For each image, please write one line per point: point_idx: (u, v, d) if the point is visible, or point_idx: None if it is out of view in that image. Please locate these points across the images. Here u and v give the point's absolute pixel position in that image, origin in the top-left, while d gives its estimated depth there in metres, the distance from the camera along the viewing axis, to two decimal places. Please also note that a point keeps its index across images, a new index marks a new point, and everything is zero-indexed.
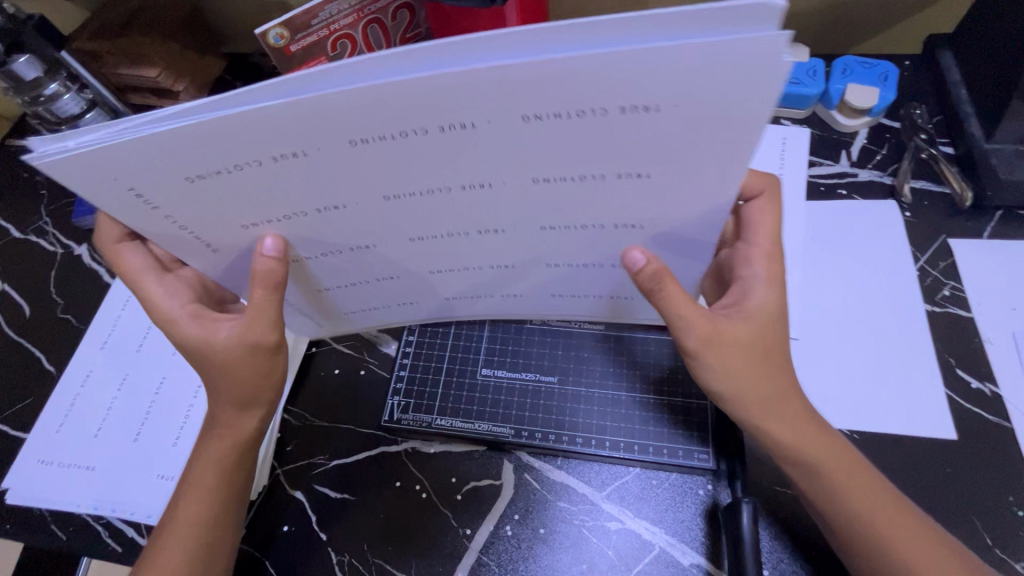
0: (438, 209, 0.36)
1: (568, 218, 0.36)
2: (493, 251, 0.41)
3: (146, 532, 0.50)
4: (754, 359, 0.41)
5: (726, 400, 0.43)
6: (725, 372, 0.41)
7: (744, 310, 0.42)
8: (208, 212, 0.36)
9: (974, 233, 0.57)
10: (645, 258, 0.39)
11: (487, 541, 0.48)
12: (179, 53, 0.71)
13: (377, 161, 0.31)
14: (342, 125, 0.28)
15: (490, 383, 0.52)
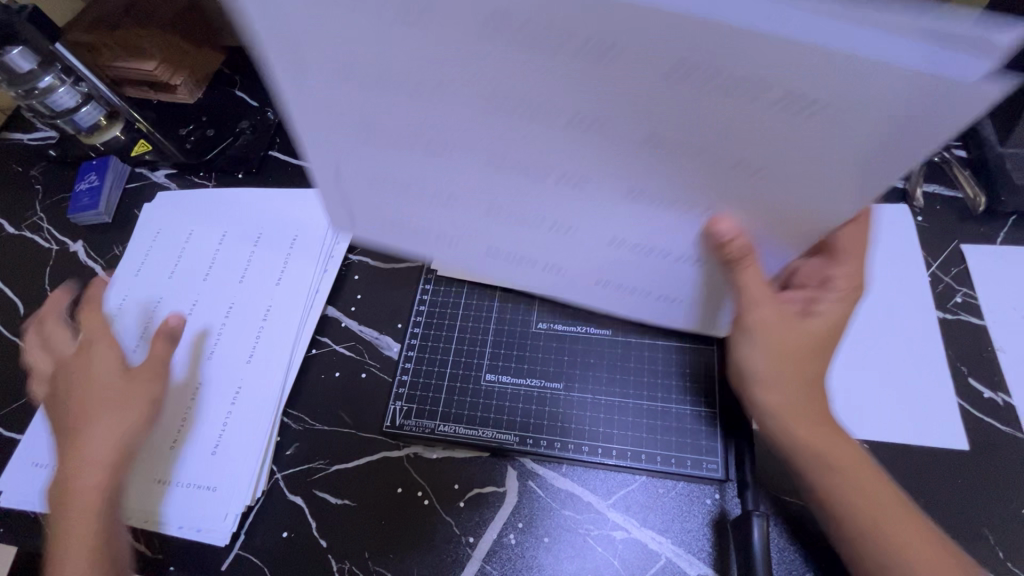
0: (521, 193, 0.32)
1: (661, 213, 0.33)
2: (555, 248, 0.37)
3: (143, 537, 0.49)
4: (801, 351, 0.42)
5: (757, 385, 0.43)
6: (769, 351, 0.42)
7: (811, 311, 0.44)
8: (326, 117, 0.31)
9: (987, 239, 0.56)
10: (734, 231, 0.34)
11: (491, 549, 0.47)
12: (177, 45, 0.71)
13: (499, 129, 0.28)
14: (499, 82, 0.25)
15: (497, 390, 0.51)
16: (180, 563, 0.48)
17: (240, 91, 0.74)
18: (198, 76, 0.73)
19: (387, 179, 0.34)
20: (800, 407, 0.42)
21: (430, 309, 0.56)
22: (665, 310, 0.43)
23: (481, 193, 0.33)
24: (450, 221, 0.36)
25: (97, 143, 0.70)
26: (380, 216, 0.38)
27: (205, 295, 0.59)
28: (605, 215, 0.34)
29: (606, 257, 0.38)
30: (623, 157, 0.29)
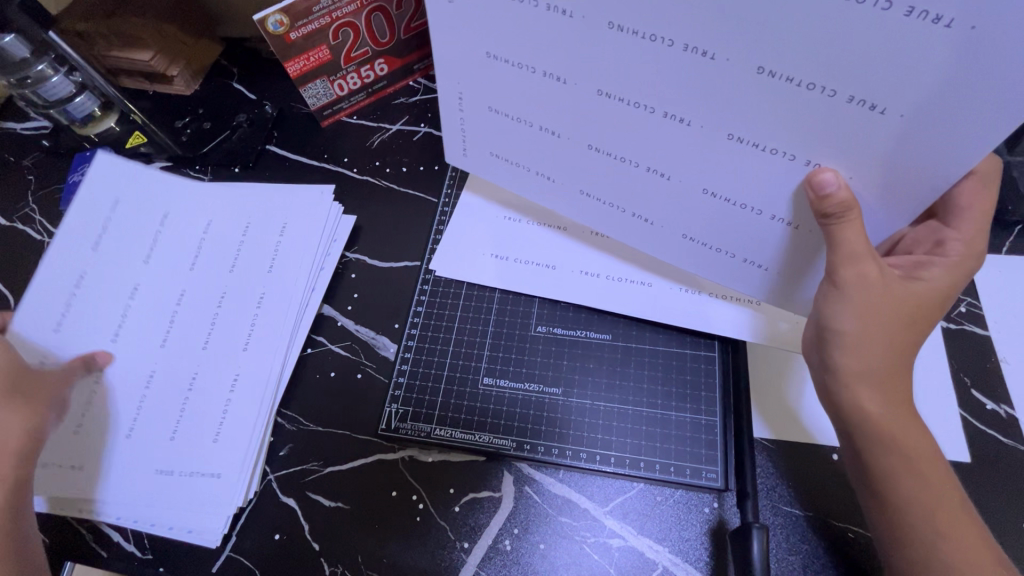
0: (615, 174, 0.44)
1: (728, 184, 0.39)
2: (624, 200, 0.45)
3: (134, 538, 0.49)
4: (897, 325, 0.40)
5: (839, 346, 0.41)
6: (865, 317, 0.39)
7: (914, 277, 0.42)
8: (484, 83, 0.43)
9: (993, 248, 0.55)
10: (838, 184, 0.34)
11: (485, 556, 0.46)
12: (174, 37, 0.70)
13: (612, 114, 0.39)
14: (606, 76, 0.37)
15: (482, 395, 0.50)
16: (171, 564, 0.48)
17: (237, 83, 0.73)
18: (194, 68, 0.72)
19: (512, 133, 0.46)
20: (886, 385, 0.40)
21: (428, 310, 0.55)
22: (746, 277, 0.45)
23: (586, 133, 0.42)
24: (562, 175, 0.47)
25: (94, 133, 0.68)
26: (489, 156, 0.50)
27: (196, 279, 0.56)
28: (691, 152, 0.38)
29: (690, 204, 0.42)
30: (737, 87, 0.33)
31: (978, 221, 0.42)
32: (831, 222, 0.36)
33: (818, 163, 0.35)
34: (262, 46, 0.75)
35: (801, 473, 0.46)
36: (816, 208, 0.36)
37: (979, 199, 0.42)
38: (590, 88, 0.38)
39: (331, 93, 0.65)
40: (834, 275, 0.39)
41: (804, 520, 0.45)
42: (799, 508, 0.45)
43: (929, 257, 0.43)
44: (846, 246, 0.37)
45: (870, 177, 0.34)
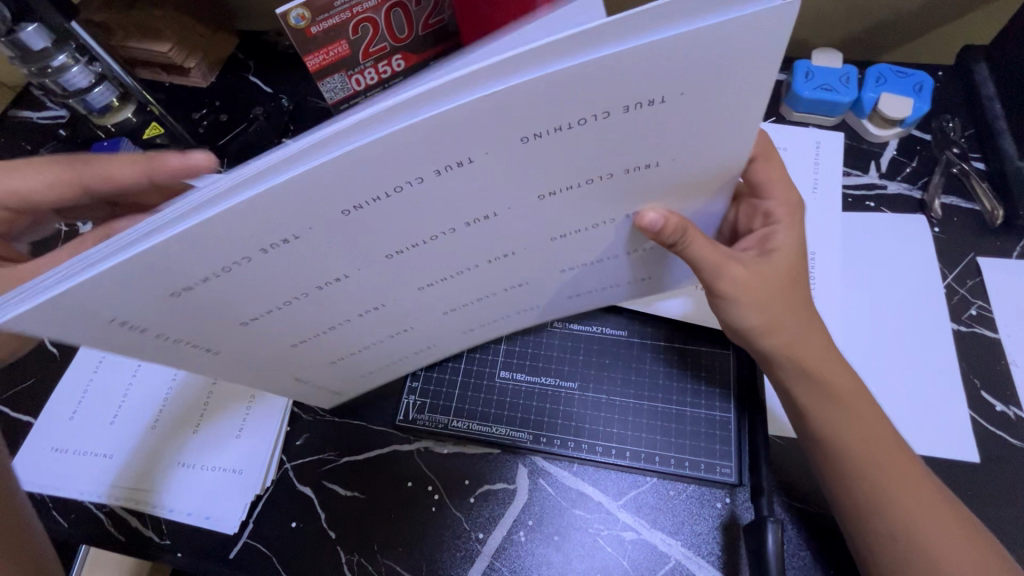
0: (480, 308, 0.44)
1: (586, 255, 0.41)
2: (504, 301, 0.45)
3: (154, 523, 0.49)
4: (772, 297, 0.42)
5: (755, 338, 0.43)
6: (760, 307, 0.42)
7: (767, 250, 0.43)
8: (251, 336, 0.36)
9: (1003, 253, 0.56)
10: (663, 219, 0.37)
11: (501, 546, 0.47)
12: (191, 29, 0.70)
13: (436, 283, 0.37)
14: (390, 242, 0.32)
15: (519, 387, 0.51)
16: (188, 549, 0.48)
17: (253, 77, 0.73)
18: (211, 60, 0.72)
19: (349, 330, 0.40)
20: (832, 371, 0.42)
21: None
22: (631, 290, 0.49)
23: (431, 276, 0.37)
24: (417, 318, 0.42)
25: (111, 124, 0.69)
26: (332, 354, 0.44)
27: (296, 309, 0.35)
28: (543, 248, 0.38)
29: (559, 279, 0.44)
30: (563, 200, 0.33)
31: (784, 185, 0.45)
32: (676, 246, 0.39)
33: (634, 212, 0.37)
34: (279, 40, 0.75)
35: (813, 471, 0.47)
36: (658, 240, 0.38)
37: (773, 168, 0.45)
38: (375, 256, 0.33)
39: (349, 88, 0.65)
40: (714, 287, 0.42)
41: (815, 517, 0.45)
42: (811, 504, 0.46)
43: (771, 228, 0.44)
44: (714, 262, 0.41)
45: (684, 199, 0.37)
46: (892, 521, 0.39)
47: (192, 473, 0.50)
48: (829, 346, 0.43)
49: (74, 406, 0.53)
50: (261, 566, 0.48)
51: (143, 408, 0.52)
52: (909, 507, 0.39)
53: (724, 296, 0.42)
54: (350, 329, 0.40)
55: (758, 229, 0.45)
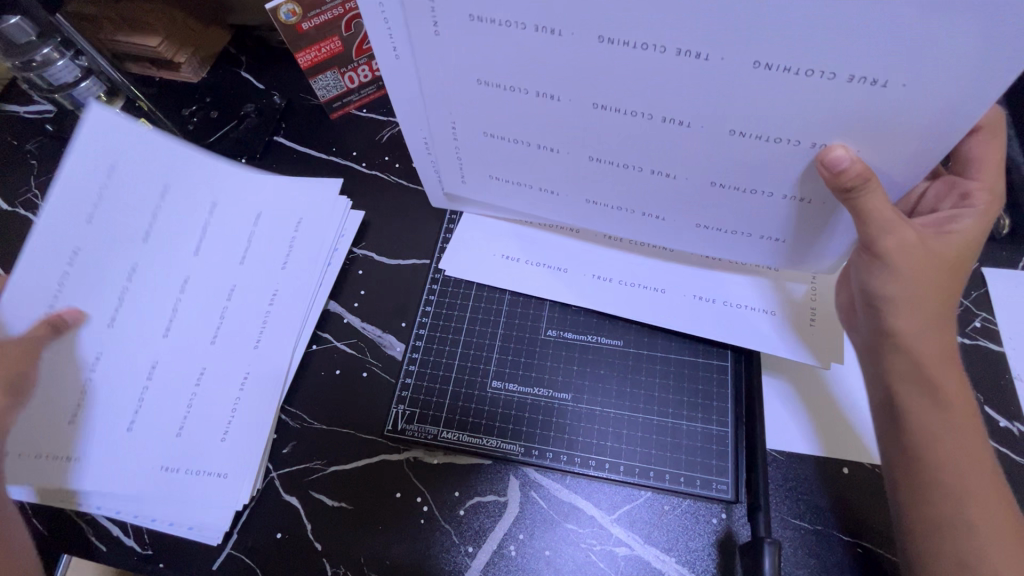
0: (629, 184, 0.43)
1: (743, 178, 0.39)
2: (642, 194, 0.44)
3: (133, 532, 0.48)
4: (931, 280, 0.40)
5: (889, 311, 0.41)
6: (905, 279, 0.40)
7: (945, 230, 0.42)
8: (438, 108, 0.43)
9: (1009, 264, 0.55)
10: (851, 160, 0.35)
11: (489, 561, 0.46)
12: (182, 22, 0.68)
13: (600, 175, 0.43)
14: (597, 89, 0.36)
15: (513, 398, 0.50)
16: (170, 559, 0.47)
17: (245, 72, 0.71)
18: (202, 55, 0.70)
19: (509, 153, 0.45)
20: (950, 370, 0.41)
21: (436, 312, 0.54)
22: (745, 246, 0.45)
23: (585, 145, 0.41)
24: (566, 188, 0.46)
25: None
26: (489, 178, 0.49)
27: (478, 115, 0.42)
28: (712, 142, 0.37)
29: (693, 193, 0.42)
30: (734, 85, 0.33)
31: (996, 170, 0.42)
32: (852, 195, 0.36)
33: (827, 143, 0.35)
34: (272, 35, 0.73)
35: (809, 486, 0.46)
36: (833, 184, 0.36)
37: (991, 147, 0.42)
38: (583, 101, 0.37)
39: (342, 85, 0.64)
40: (873, 245, 0.40)
41: (814, 534, 0.44)
42: (808, 521, 0.45)
43: (958, 211, 0.43)
44: (880, 216, 0.37)
45: (878, 148, 0.35)
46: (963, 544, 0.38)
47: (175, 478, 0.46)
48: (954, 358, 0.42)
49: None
50: None
51: (110, 400, 0.47)
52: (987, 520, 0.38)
53: (878, 253, 0.40)
54: (491, 159, 0.46)
55: (947, 210, 0.44)
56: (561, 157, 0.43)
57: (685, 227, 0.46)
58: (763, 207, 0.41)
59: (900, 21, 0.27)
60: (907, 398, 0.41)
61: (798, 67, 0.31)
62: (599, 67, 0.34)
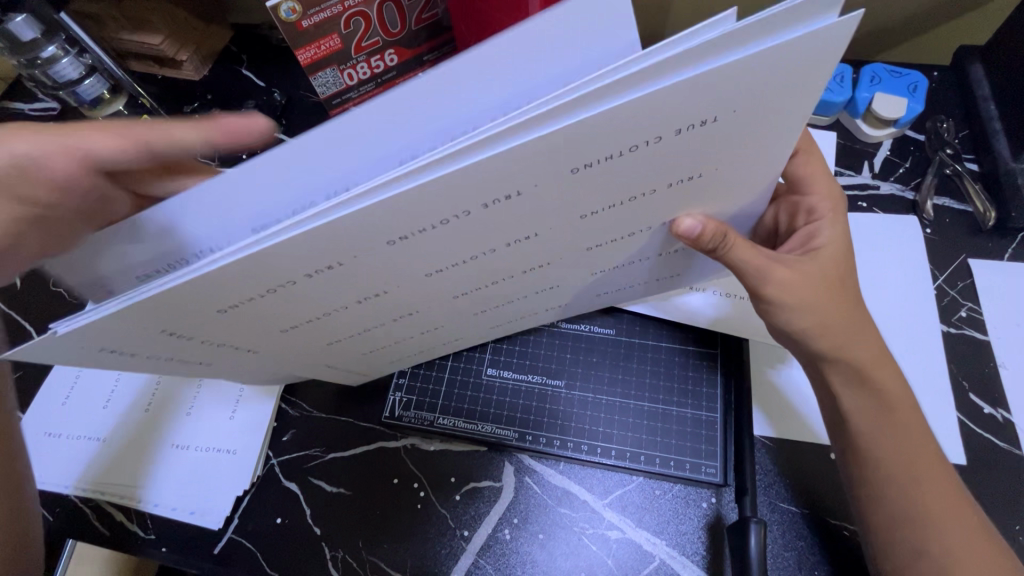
0: (518, 307, 0.46)
1: (616, 263, 0.42)
2: (543, 302, 0.46)
3: (137, 518, 0.49)
4: (829, 299, 0.41)
5: (808, 338, 0.41)
6: (806, 311, 0.41)
7: (811, 249, 0.43)
8: (309, 354, 0.42)
9: (995, 255, 0.56)
10: (702, 224, 0.37)
11: (486, 543, 0.47)
12: (184, 21, 0.69)
13: (495, 313, 0.45)
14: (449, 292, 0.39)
15: (508, 385, 0.51)
16: (173, 544, 0.48)
17: (246, 70, 0.72)
18: (205, 53, 0.72)
19: (398, 345, 0.46)
20: (884, 375, 0.42)
21: None
22: (631, 294, 0.50)
23: (467, 310, 0.43)
24: (465, 333, 0.48)
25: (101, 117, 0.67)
26: (388, 365, 0.50)
27: (352, 344, 0.43)
28: (581, 258, 0.40)
29: (576, 288, 0.45)
30: (583, 222, 0.35)
31: (826, 185, 0.45)
32: (716, 250, 0.38)
33: (671, 220, 0.38)
34: (272, 33, 0.74)
35: (799, 471, 0.47)
36: (698, 246, 0.38)
37: (812, 168, 0.46)
38: (445, 299, 0.40)
39: (341, 82, 0.65)
40: (760, 292, 0.41)
41: (803, 521, 0.45)
42: (796, 505, 0.46)
43: (812, 226, 0.44)
44: (752, 266, 0.40)
45: (714, 210, 0.38)
46: (928, 532, 0.39)
47: (187, 455, 0.50)
48: (885, 358, 0.42)
49: (67, 389, 0.53)
50: (247, 563, 0.48)
51: (88, 397, 0.52)
52: (932, 522, 0.39)
53: (772, 302, 0.41)
54: (378, 352, 0.46)
55: (801, 229, 0.45)
56: (444, 326, 0.45)
57: (579, 300, 0.48)
58: (625, 275, 0.45)
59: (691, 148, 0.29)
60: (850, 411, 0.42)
61: (622, 199, 0.33)
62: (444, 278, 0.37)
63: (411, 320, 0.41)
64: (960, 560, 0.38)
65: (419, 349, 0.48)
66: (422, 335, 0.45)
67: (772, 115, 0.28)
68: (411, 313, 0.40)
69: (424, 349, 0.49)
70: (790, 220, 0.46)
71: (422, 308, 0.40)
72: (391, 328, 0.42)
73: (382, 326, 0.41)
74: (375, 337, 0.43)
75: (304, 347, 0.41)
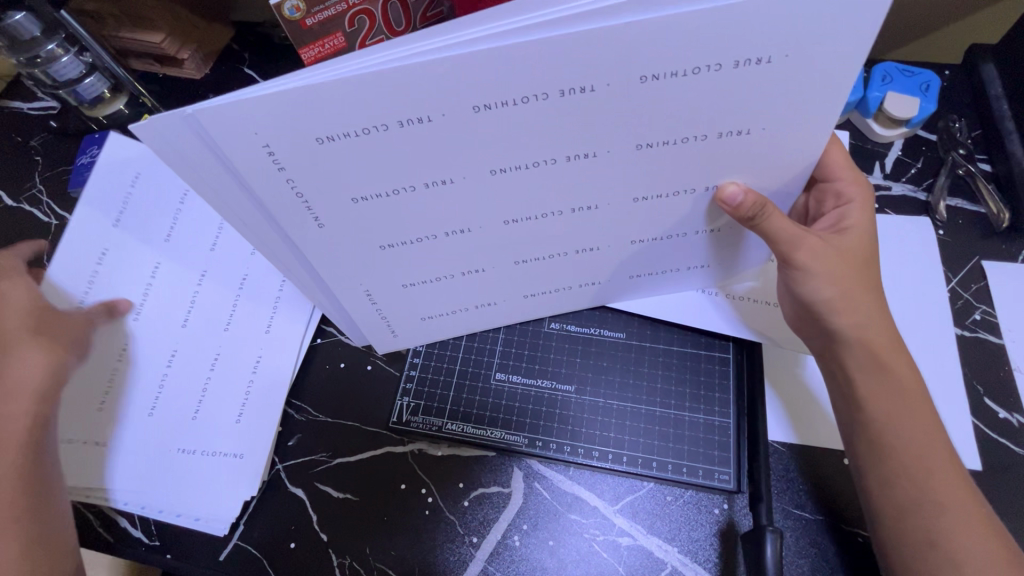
0: (555, 268, 0.45)
1: (659, 230, 0.42)
2: (582, 270, 0.46)
3: (141, 524, 0.48)
4: (853, 270, 0.43)
5: (827, 315, 0.43)
6: (830, 282, 0.42)
7: (840, 226, 0.44)
8: (348, 273, 0.40)
9: (1008, 257, 0.55)
10: (744, 193, 0.37)
11: (495, 550, 0.46)
12: (185, 19, 0.68)
13: (532, 272, 0.45)
14: (503, 212, 0.37)
15: (517, 389, 0.50)
16: (177, 551, 0.47)
17: (249, 68, 0.71)
18: (206, 52, 0.71)
19: (436, 291, 0.45)
20: (896, 359, 0.42)
21: None
22: (678, 279, 0.50)
23: (507, 257, 0.42)
24: (501, 295, 0.47)
25: (101, 116, 0.67)
26: (420, 320, 0.48)
27: (390, 277, 0.42)
28: (626, 212, 0.39)
29: (617, 254, 0.44)
30: (628, 165, 0.35)
31: (850, 165, 0.46)
32: (755, 220, 0.39)
33: (717, 185, 0.38)
34: (274, 31, 0.73)
35: (810, 477, 0.46)
36: (736, 216, 0.39)
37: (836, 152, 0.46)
38: (494, 222, 0.38)
39: None
40: (791, 257, 0.42)
41: (817, 526, 0.45)
42: (809, 511, 0.45)
43: (842, 208, 0.45)
44: (787, 231, 0.40)
45: (764, 177, 0.38)
46: (932, 521, 0.39)
47: (191, 458, 0.49)
48: (898, 344, 0.43)
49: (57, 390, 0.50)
50: (253, 570, 0.47)
51: (86, 393, 0.51)
52: (943, 517, 0.38)
53: (800, 267, 0.42)
54: (416, 296, 0.45)
55: (830, 209, 0.46)
56: (490, 271, 0.44)
57: (617, 274, 0.47)
58: (668, 250, 0.45)
59: (745, 85, 0.30)
60: (868, 393, 0.42)
61: (674, 139, 0.33)
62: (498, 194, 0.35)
63: (451, 257, 0.41)
64: (971, 554, 0.37)
65: (459, 304, 0.47)
66: (461, 279, 0.44)
67: (833, 53, 0.29)
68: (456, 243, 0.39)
69: (460, 309, 0.48)
70: (818, 206, 0.48)
71: (488, 220, 0.38)
72: (432, 264, 0.41)
73: (418, 255, 0.40)
74: (411, 271, 0.42)
75: (349, 262, 0.39)
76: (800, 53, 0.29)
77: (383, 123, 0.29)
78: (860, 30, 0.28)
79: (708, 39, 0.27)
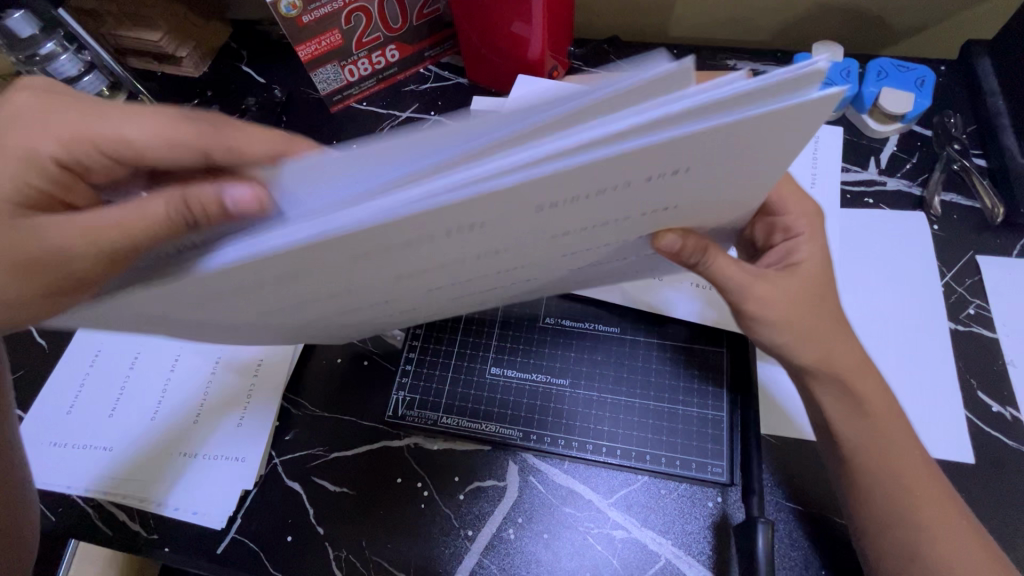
0: (492, 298, 0.46)
1: (595, 266, 0.42)
2: (521, 293, 0.47)
3: (140, 519, 0.49)
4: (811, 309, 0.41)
5: (788, 353, 0.42)
6: (786, 325, 0.41)
7: (789, 266, 0.42)
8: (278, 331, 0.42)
9: (1002, 252, 0.55)
10: (680, 241, 0.37)
11: (490, 543, 0.46)
12: (183, 15, 0.68)
13: (470, 304, 0.46)
14: (420, 290, 0.38)
15: (512, 383, 0.51)
16: (175, 545, 0.48)
17: (247, 66, 0.72)
18: (204, 49, 0.71)
19: (377, 323, 0.46)
20: (862, 382, 0.41)
21: None
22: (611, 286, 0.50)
23: (441, 301, 0.43)
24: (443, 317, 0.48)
25: None
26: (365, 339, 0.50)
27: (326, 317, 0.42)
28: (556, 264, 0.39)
29: (555, 282, 0.45)
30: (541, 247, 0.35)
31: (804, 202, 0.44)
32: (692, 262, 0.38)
33: (651, 234, 0.37)
34: (273, 29, 0.73)
35: (801, 471, 0.46)
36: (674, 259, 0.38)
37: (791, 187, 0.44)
38: (418, 293, 0.39)
39: (342, 78, 0.64)
40: (739, 304, 0.41)
41: (808, 520, 0.45)
42: (801, 503, 0.45)
43: (791, 243, 0.43)
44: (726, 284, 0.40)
45: (692, 223, 0.37)
46: (912, 520, 0.39)
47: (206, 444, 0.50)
48: (866, 365, 0.42)
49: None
50: (248, 563, 0.47)
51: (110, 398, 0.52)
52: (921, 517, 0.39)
53: (751, 314, 0.41)
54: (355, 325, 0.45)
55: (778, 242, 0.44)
56: (421, 310, 0.45)
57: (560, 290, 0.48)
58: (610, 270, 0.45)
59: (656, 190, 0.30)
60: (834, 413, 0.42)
61: (589, 226, 0.33)
62: (411, 283, 0.36)
63: (379, 309, 0.41)
64: (948, 552, 0.38)
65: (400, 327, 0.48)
66: (395, 316, 0.45)
67: (741, 156, 0.28)
68: (380, 306, 0.40)
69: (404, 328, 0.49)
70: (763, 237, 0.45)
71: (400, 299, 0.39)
72: (363, 313, 0.42)
73: (345, 315, 0.41)
74: (345, 320, 0.42)
75: (279, 330, 0.42)
76: (714, 159, 0.28)
77: (265, 281, 0.31)
78: (766, 139, 0.27)
79: (597, 179, 0.26)
